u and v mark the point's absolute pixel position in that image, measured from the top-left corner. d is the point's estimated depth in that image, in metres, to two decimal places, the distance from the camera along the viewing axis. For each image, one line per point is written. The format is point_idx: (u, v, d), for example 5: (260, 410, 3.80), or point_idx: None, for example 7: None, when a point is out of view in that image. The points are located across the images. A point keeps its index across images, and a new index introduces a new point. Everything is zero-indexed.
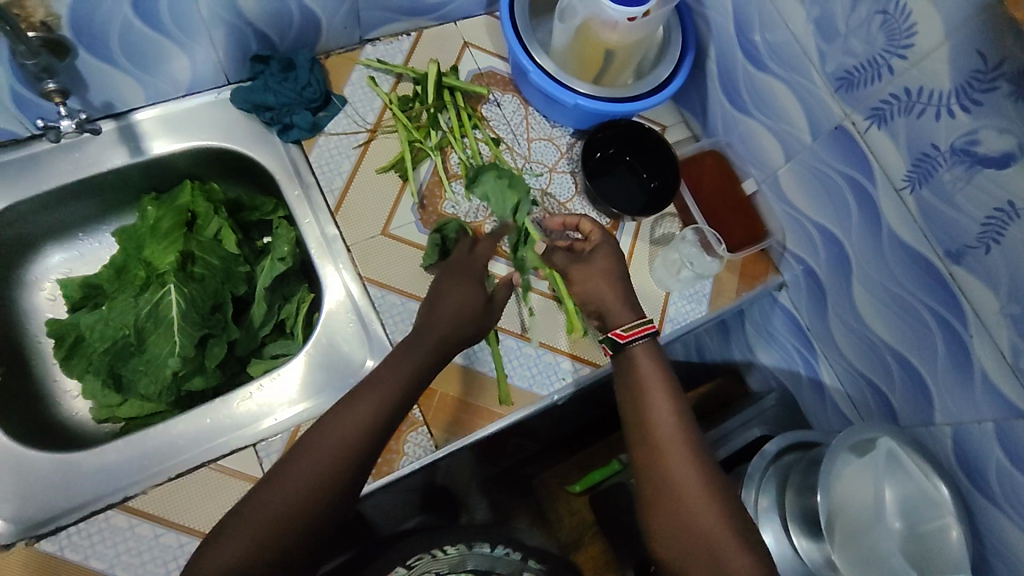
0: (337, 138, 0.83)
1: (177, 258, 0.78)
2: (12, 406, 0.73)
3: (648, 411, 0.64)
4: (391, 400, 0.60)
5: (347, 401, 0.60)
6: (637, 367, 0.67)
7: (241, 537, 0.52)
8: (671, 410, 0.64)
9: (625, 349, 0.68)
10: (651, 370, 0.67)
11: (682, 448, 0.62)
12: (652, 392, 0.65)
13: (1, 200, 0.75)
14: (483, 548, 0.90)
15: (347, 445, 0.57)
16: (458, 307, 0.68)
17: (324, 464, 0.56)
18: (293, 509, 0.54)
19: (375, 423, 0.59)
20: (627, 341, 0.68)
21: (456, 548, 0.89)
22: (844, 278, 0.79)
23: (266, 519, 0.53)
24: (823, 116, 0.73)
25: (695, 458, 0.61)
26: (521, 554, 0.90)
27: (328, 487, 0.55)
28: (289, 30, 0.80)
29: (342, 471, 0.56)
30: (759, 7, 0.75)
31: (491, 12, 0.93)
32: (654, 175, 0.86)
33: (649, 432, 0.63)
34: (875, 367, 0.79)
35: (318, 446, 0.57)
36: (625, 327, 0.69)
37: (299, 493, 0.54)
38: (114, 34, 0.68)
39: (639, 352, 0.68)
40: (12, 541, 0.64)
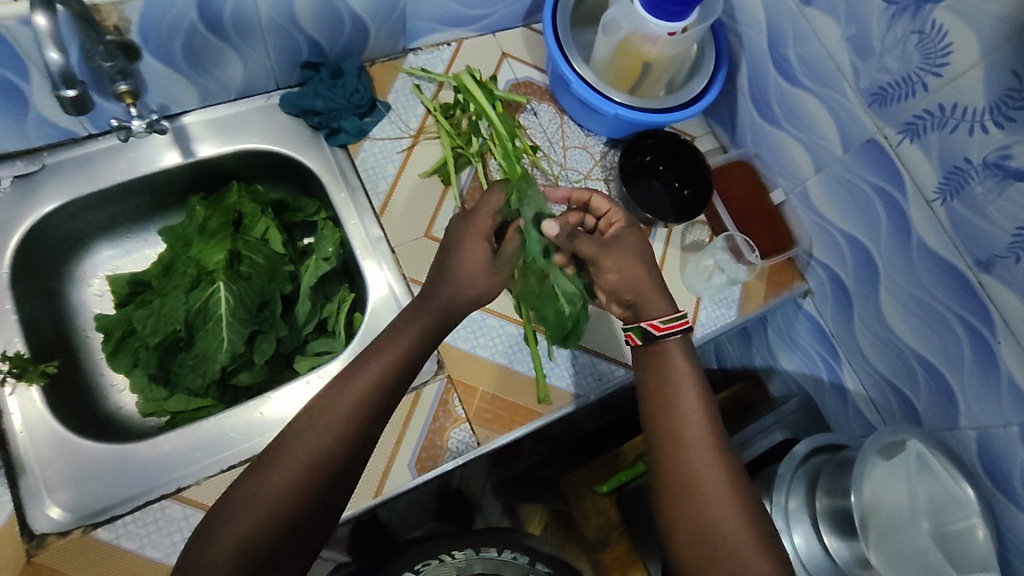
0: (382, 142, 0.86)
1: (225, 257, 0.79)
2: (65, 397, 0.74)
3: (675, 402, 0.66)
4: (393, 367, 0.62)
5: (351, 371, 0.62)
6: (667, 360, 0.68)
7: (256, 506, 0.54)
8: (698, 404, 0.66)
9: (659, 343, 0.69)
10: (680, 366, 0.68)
11: (700, 441, 0.64)
12: (682, 387, 0.66)
13: (59, 197, 0.77)
14: (491, 553, 0.80)
15: (350, 413, 0.59)
16: (467, 270, 0.66)
17: (330, 434, 0.58)
18: (300, 479, 0.56)
19: (377, 390, 0.61)
20: (665, 334, 0.68)
21: (463, 552, 0.79)
22: (871, 285, 0.81)
23: (277, 490, 0.55)
24: (856, 129, 0.76)
25: (712, 449, 0.63)
26: (529, 558, 0.81)
27: (334, 455, 0.57)
28: (339, 38, 0.83)
29: (347, 440, 0.58)
30: (793, 24, 0.78)
31: (528, 25, 0.96)
32: (686, 183, 0.89)
33: (671, 424, 0.65)
34: (900, 373, 0.82)
35: (324, 416, 0.59)
36: (663, 319, 0.68)
37: (307, 462, 0.56)
38: (179, 39, 0.70)
39: (671, 346, 0.68)
40: (70, 528, 0.65)
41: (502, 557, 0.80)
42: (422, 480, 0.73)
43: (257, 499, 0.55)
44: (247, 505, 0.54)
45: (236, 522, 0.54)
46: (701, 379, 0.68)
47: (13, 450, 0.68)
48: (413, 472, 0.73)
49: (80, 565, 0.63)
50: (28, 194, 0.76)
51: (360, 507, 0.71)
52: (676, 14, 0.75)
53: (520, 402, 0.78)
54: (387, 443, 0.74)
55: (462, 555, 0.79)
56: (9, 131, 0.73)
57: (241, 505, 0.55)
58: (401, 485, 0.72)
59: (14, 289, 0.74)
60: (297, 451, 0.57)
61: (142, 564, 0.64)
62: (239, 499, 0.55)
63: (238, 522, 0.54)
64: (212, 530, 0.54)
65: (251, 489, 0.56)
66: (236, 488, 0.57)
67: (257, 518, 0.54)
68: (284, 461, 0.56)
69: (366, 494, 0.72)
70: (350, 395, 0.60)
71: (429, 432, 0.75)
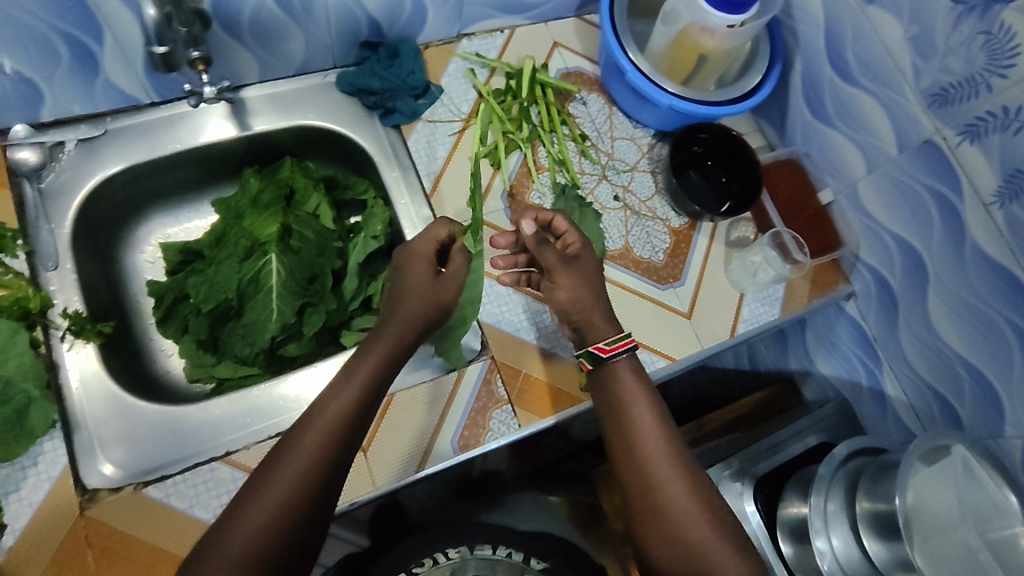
0: (434, 125, 0.86)
1: (278, 229, 0.82)
2: (118, 357, 0.76)
3: (634, 417, 0.66)
4: (387, 358, 0.65)
5: (349, 366, 0.64)
6: (619, 381, 0.68)
7: (279, 485, 0.54)
8: (656, 418, 0.66)
9: (607, 364, 0.69)
10: (634, 383, 0.68)
11: (664, 455, 0.63)
12: (639, 403, 0.66)
13: (119, 162, 0.78)
14: (484, 552, 0.88)
15: (357, 397, 0.61)
16: (422, 291, 0.71)
17: (339, 415, 0.59)
18: (319, 456, 0.56)
19: (377, 379, 0.64)
20: (609, 356, 0.69)
21: (459, 552, 0.87)
22: (919, 289, 0.81)
23: (300, 467, 0.55)
24: (912, 130, 0.75)
25: (675, 462, 0.63)
26: (522, 555, 0.90)
27: (346, 433, 0.58)
28: (398, 19, 0.83)
29: (355, 421, 0.60)
30: (853, 22, 0.78)
31: (580, 15, 0.96)
32: (733, 178, 0.89)
33: (633, 440, 0.65)
34: (943, 378, 0.81)
35: (332, 401, 0.60)
36: (609, 341, 0.69)
37: (323, 440, 0.57)
38: (248, 11, 0.72)
39: (620, 367, 0.69)
40: (121, 484, 0.67)
41: (496, 554, 0.89)
42: (463, 457, 0.74)
43: (279, 478, 0.54)
44: (270, 486, 0.54)
45: (263, 501, 0.53)
46: (654, 396, 0.68)
47: (68, 406, 0.69)
48: (454, 450, 0.74)
49: (131, 521, 0.65)
50: (90, 157, 0.78)
51: (403, 480, 0.72)
52: (739, 6, 0.75)
53: (561, 388, 0.78)
54: (430, 419, 0.75)
55: (456, 554, 0.87)
56: (78, 95, 0.75)
57: (261, 487, 0.54)
58: (442, 461, 0.73)
59: (74, 249, 0.75)
60: (311, 432, 0.57)
61: (192, 523, 0.66)
62: (258, 484, 0.54)
63: (263, 501, 0.53)
64: (232, 518, 0.53)
65: (268, 473, 0.55)
66: (249, 481, 0.56)
67: (283, 496, 0.53)
68: (300, 442, 0.57)
69: (410, 467, 0.73)
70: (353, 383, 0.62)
71: (473, 411, 0.76)
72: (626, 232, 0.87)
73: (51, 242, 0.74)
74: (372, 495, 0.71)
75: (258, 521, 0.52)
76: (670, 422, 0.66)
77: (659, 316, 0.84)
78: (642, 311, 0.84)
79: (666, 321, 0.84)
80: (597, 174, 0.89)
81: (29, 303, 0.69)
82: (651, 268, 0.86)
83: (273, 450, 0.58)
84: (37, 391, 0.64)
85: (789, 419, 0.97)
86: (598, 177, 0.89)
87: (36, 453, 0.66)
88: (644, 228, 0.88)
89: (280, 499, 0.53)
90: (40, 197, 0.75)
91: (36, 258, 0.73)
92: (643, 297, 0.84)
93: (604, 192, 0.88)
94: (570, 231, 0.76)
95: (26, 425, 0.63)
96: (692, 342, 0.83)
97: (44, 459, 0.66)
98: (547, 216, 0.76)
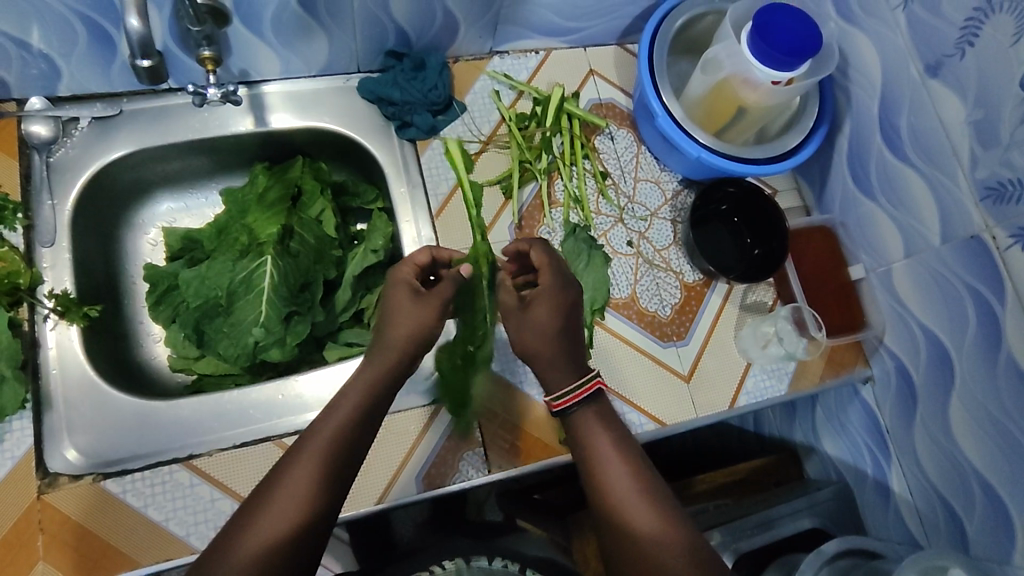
0: (451, 143, 0.84)
1: (279, 231, 0.78)
2: (102, 340, 0.76)
3: (599, 461, 0.61)
4: (384, 381, 0.64)
5: (341, 393, 0.62)
6: (581, 424, 0.64)
7: (273, 518, 0.53)
8: (620, 458, 0.61)
9: (566, 414, 0.65)
10: (596, 427, 0.63)
11: (636, 500, 0.58)
12: (602, 445, 0.62)
13: (129, 145, 0.78)
14: (480, 562, 0.69)
15: (347, 425, 0.59)
16: (415, 317, 0.67)
17: (333, 444, 0.58)
18: (313, 488, 0.55)
19: (374, 398, 0.62)
20: (563, 409, 0.65)
21: (451, 563, 0.69)
22: (943, 389, 0.74)
23: (293, 499, 0.54)
24: (961, 221, 0.69)
25: (650, 502, 0.58)
26: (519, 566, 0.69)
27: (340, 463, 0.57)
28: (428, 31, 0.80)
29: (349, 451, 0.58)
30: (912, 93, 0.72)
31: (622, 44, 0.91)
32: (759, 242, 0.83)
33: (603, 489, 0.60)
34: (956, 489, 0.75)
35: (325, 430, 0.58)
36: (559, 395, 0.65)
37: (318, 471, 0.56)
38: (269, 10, 0.70)
39: (583, 413, 0.64)
40: (82, 473, 0.66)
41: (492, 566, 0.69)
42: (427, 496, 0.72)
43: (273, 511, 0.53)
44: (264, 519, 0.53)
45: (256, 536, 0.52)
46: (622, 437, 0.63)
47: (43, 385, 0.69)
48: (418, 487, 0.72)
49: (85, 512, 0.64)
50: (103, 136, 0.77)
51: (363, 509, 0.70)
52: (787, 64, 0.69)
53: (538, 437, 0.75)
54: (398, 451, 0.72)
55: (451, 565, 0.69)
56: (96, 73, 0.74)
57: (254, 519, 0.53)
58: (404, 496, 0.71)
59: (73, 227, 0.75)
60: (303, 463, 0.56)
61: (144, 524, 0.65)
62: (250, 515, 0.54)
63: (258, 534, 0.52)
64: (222, 550, 0.52)
65: (259, 507, 0.54)
66: (239, 513, 0.55)
67: (280, 531, 0.52)
68: (293, 473, 0.55)
69: (370, 498, 0.70)
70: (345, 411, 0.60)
71: (444, 449, 0.73)
72: (635, 281, 0.83)
73: (50, 218, 0.74)
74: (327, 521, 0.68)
75: (250, 554, 0.51)
76: (641, 460, 0.62)
77: (656, 375, 0.79)
78: (638, 368, 0.79)
79: (660, 382, 0.79)
80: (613, 217, 0.85)
81: (19, 278, 0.69)
82: (655, 322, 0.82)
83: (265, 480, 0.57)
84: (9, 372, 0.65)
85: (782, 498, 0.90)
86: (614, 220, 0.85)
87: (3, 431, 0.66)
88: (655, 279, 0.83)
89: (276, 533, 0.52)
90: (47, 170, 0.75)
91: (34, 232, 0.73)
92: (641, 352, 0.80)
93: (617, 236, 0.84)
94: (544, 270, 0.69)
95: None
96: (686, 407, 0.79)
97: (11, 437, 0.66)
98: (527, 245, 0.71)
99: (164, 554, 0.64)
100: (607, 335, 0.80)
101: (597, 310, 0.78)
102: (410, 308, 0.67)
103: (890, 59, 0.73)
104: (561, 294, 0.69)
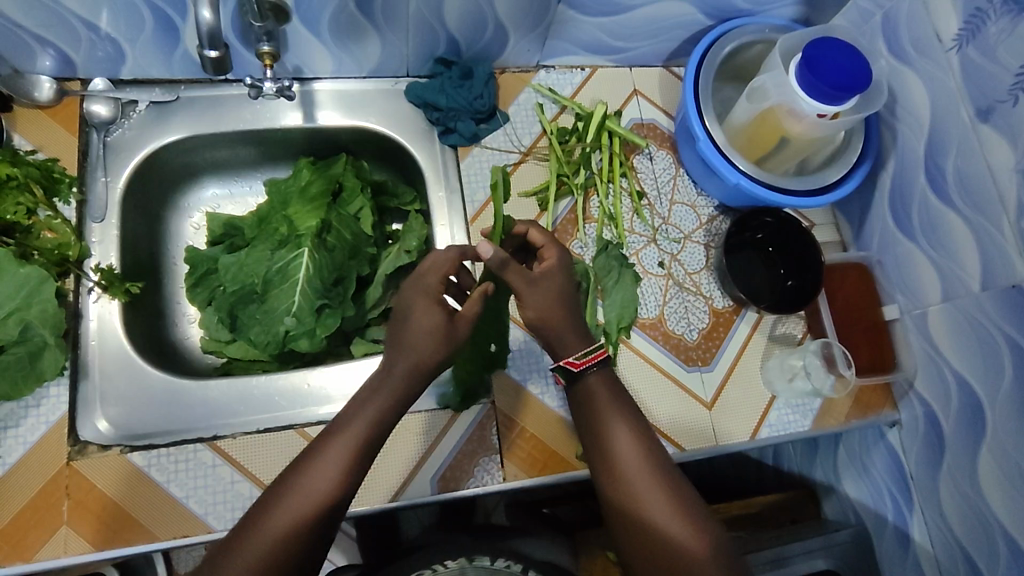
0: (491, 152, 0.85)
1: (317, 224, 0.80)
2: (140, 317, 0.78)
3: (610, 446, 0.59)
4: (405, 392, 0.59)
5: (360, 399, 0.59)
6: (592, 399, 0.61)
7: (283, 519, 0.53)
8: (626, 416, 0.60)
9: (579, 380, 0.62)
10: (608, 398, 0.61)
11: (648, 485, 0.57)
12: (614, 425, 0.60)
13: (182, 130, 0.81)
14: (482, 561, 0.69)
15: (364, 439, 0.57)
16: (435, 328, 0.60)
17: (350, 455, 0.56)
18: (327, 496, 0.54)
19: (399, 401, 0.59)
20: (580, 371, 0.62)
21: (455, 561, 0.69)
22: (972, 439, 0.72)
23: (306, 503, 0.53)
24: (1003, 269, 0.67)
25: (662, 487, 0.57)
26: (522, 566, 0.69)
27: (356, 472, 0.56)
28: (477, 42, 0.82)
29: (363, 460, 0.57)
30: (960, 135, 0.71)
31: (668, 66, 0.92)
32: (792, 274, 0.82)
33: (609, 462, 0.59)
34: (980, 544, 0.73)
35: (343, 438, 0.56)
36: (579, 354, 0.62)
37: (334, 479, 0.55)
38: (327, 12, 0.72)
39: (593, 383, 0.62)
40: (110, 444, 0.68)
41: (495, 566, 0.69)
42: (439, 499, 0.72)
43: (284, 513, 0.53)
44: (276, 518, 0.53)
45: (263, 536, 0.52)
46: (632, 416, 0.61)
47: (82, 354, 0.71)
48: (432, 488, 0.72)
49: (110, 483, 0.66)
50: (158, 121, 0.80)
51: (375, 506, 0.71)
52: (835, 98, 0.69)
53: (556, 450, 0.75)
54: (416, 452, 0.73)
55: (454, 564, 0.69)
56: (158, 59, 0.77)
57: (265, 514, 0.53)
58: (417, 496, 0.71)
59: (122, 206, 0.78)
60: (318, 469, 0.55)
61: (166, 501, 0.66)
62: (262, 510, 0.54)
63: (270, 534, 0.52)
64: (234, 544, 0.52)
65: (272, 504, 0.54)
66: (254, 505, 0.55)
67: (290, 534, 0.52)
68: (307, 477, 0.54)
69: (383, 496, 0.71)
70: (362, 423, 0.57)
71: (460, 453, 0.73)
72: (663, 302, 0.83)
73: (103, 195, 0.77)
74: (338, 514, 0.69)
75: (260, 552, 0.51)
76: (652, 440, 0.60)
77: (678, 399, 0.79)
78: (661, 391, 0.79)
79: (681, 406, 0.79)
80: (646, 237, 0.85)
81: (68, 250, 0.72)
82: (681, 346, 0.81)
83: (280, 476, 0.56)
84: (52, 338, 0.67)
85: (800, 533, 0.89)
86: (647, 239, 0.85)
87: (40, 395, 0.68)
88: (684, 302, 0.83)
89: (285, 534, 0.52)
90: (103, 149, 0.78)
91: (86, 207, 0.76)
92: (666, 375, 0.80)
93: (649, 256, 0.84)
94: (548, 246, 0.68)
95: (36, 368, 0.66)
96: (706, 433, 0.78)
97: (47, 402, 0.68)
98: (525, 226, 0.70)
99: (183, 531, 0.66)
100: (631, 354, 0.80)
101: (623, 329, 0.77)
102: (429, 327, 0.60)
103: (940, 100, 0.73)
104: (569, 266, 0.67)
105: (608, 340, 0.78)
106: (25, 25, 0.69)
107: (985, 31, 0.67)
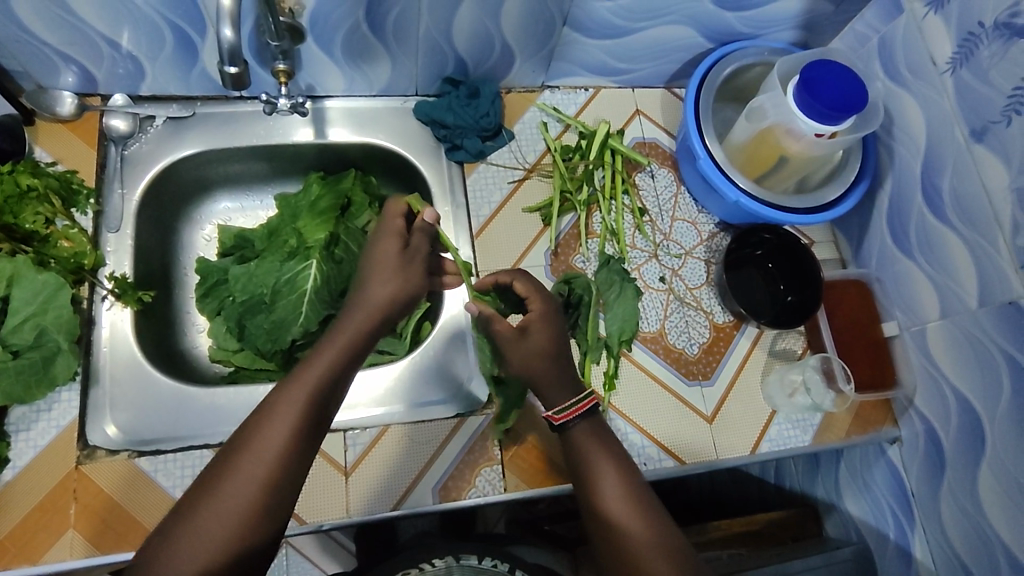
0: (496, 168, 0.87)
1: (326, 237, 0.81)
2: (151, 326, 0.80)
3: (594, 479, 0.61)
4: (341, 362, 0.60)
5: (295, 373, 0.58)
6: (574, 444, 0.64)
7: (233, 499, 0.51)
8: (610, 453, 0.63)
9: (564, 431, 0.65)
10: (592, 442, 0.63)
11: (623, 506, 0.59)
12: (600, 461, 0.62)
13: (197, 145, 0.84)
14: (470, 560, 0.71)
15: (309, 407, 0.56)
16: (403, 274, 0.68)
17: (291, 431, 0.54)
18: (272, 475, 0.53)
19: (339, 368, 0.59)
20: (563, 424, 0.64)
21: (443, 560, 0.71)
22: (973, 457, 0.72)
23: (257, 476, 0.52)
24: (999, 284, 0.68)
25: (641, 514, 0.58)
26: (509, 566, 0.71)
27: (300, 449, 0.55)
28: (485, 62, 0.85)
29: (311, 433, 0.56)
30: (955, 154, 0.72)
31: (669, 88, 0.95)
32: (792, 290, 0.84)
33: (594, 498, 0.60)
34: (981, 559, 0.73)
35: (282, 412, 0.55)
36: (559, 410, 0.64)
37: (280, 450, 0.54)
38: (341, 32, 0.75)
39: (577, 431, 0.64)
40: (119, 449, 0.70)
41: (482, 565, 0.71)
42: (440, 508, 0.72)
43: (232, 492, 0.51)
44: (220, 502, 0.51)
45: (213, 518, 0.50)
46: (613, 447, 0.64)
47: (94, 361, 0.73)
48: (434, 498, 0.72)
49: (118, 487, 0.67)
50: (174, 135, 0.83)
51: (375, 514, 0.71)
52: (832, 118, 0.71)
53: (558, 464, 0.75)
54: (419, 462, 0.74)
55: (442, 563, 0.71)
56: (176, 76, 0.80)
57: (208, 499, 0.51)
58: (419, 505, 0.72)
59: (136, 216, 0.80)
60: (263, 441, 0.53)
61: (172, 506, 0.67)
62: (202, 497, 0.51)
63: (216, 520, 0.50)
64: (180, 529, 0.50)
65: (214, 489, 0.52)
66: (192, 491, 0.53)
67: (238, 518, 0.51)
68: (250, 458, 0.53)
69: (385, 504, 0.72)
70: (304, 391, 0.56)
71: (460, 465, 0.74)
72: (664, 317, 0.84)
73: (118, 206, 0.79)
74: (342, 522, 0.70)
75: (207, 544, 0.49)
76: (635, 475, 0.62)
77: (679, 413, 0.80)
78: (660, 405, 0.80)
79: (681, 420, 0.79)
80: (648, 252, 0.86)
81: (84, 259, 0.74)
82: (682, 360, 0.82)
83: (217, 459, 0.54)
84: (66, 344, 0.69)
85: (804, 546, 0.87)
86: (649, 254, 0.86)
87: (52, 400, 0.70)
88: (684, 316, 0.84)
89: (233, 519, 0.51)
90: (120, 162, 0.81)
91: (102, 218, 0.78)
92: (667, 389, 0.80)
93: (650, 271, 0.86)
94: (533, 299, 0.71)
95: (49, 373, 0.67)
96: (706, 448, 0.79)
97: (59, 406, 0.70)
98: (509, 277, 0.73)
99: None
100: (631, 366, 0.81)
101: (625, 341, 0.78)
102: (399, 269, 0.68)
103: (934, 121, 0.74)
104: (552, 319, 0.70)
105: (610, 354, 0.78)
106: (49, 42, 0.72)
107: (978, 54, 0.69)
